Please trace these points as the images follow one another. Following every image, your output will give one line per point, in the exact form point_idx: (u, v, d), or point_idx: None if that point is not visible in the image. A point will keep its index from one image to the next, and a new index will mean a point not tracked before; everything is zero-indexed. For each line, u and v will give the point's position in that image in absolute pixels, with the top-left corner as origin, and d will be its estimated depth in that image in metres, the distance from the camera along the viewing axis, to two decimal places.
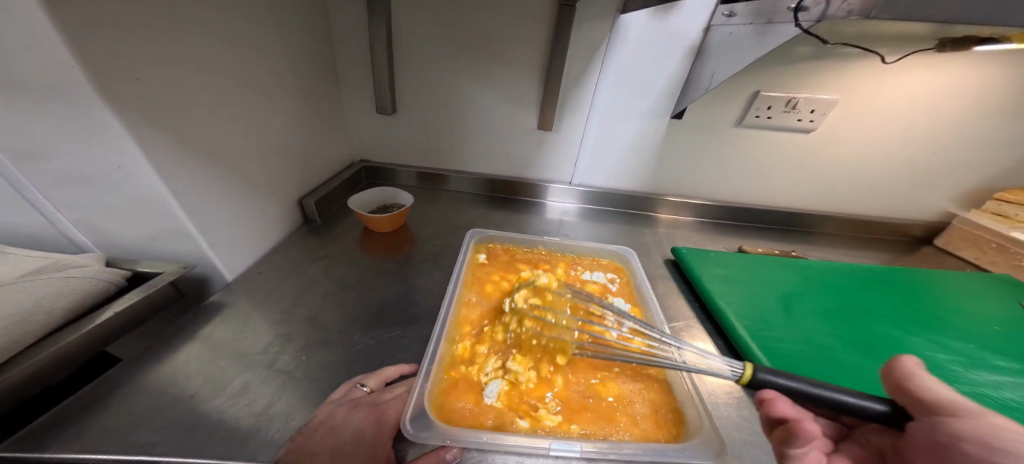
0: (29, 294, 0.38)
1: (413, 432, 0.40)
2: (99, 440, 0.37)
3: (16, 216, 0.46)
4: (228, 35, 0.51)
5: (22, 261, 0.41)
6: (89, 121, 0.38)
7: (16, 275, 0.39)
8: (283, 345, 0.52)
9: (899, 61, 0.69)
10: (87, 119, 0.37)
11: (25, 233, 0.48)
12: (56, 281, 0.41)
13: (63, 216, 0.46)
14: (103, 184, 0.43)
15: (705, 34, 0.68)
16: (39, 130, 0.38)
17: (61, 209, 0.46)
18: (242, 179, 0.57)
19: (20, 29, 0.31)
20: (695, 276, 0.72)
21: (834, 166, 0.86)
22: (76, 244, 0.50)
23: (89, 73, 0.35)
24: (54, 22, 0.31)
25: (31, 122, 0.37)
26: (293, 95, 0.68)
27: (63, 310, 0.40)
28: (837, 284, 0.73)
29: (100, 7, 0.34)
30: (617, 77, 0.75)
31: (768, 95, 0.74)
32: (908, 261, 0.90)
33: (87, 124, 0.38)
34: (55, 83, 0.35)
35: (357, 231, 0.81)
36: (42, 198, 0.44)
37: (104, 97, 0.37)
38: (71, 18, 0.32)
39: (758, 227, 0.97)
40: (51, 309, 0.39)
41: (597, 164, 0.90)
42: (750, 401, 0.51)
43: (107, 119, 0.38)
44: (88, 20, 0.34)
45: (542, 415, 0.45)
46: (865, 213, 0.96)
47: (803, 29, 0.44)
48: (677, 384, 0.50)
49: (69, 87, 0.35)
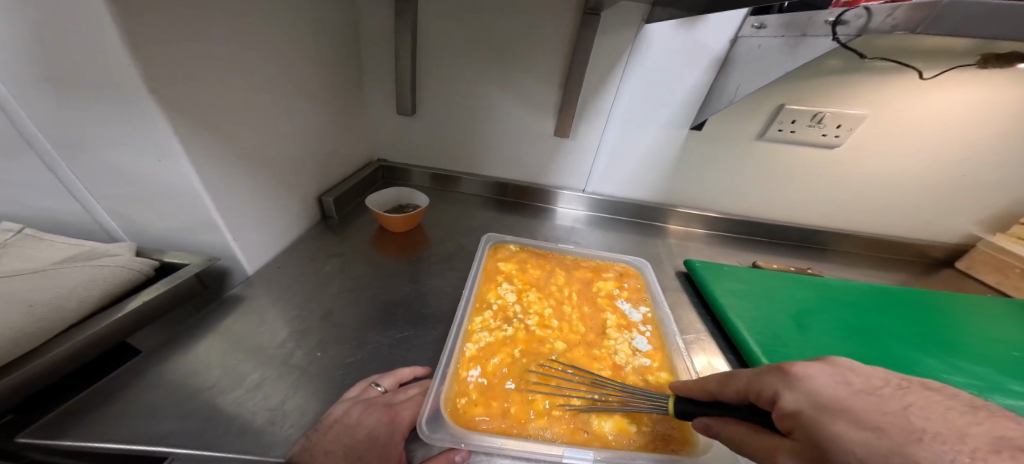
0: (64, 283, 0.39)
1: (428, 432, 0.40)
2: (118, 429, 0.37)
3: (56, 205, 0.47)
4: (267, 33, 0.52)
5: (58, 248, 0.43)
6: (133, 113, 0.39)
7: (52, 262, 0.41)
8: (299, 340, 0.52)
9: (936, 76, 0.68)
10: (134, 115, 0.39)
11: (65, 223, 0.50)
12: (91, 268, 0.42)
13: (100, 207, 0.48)
14: (138, 176, 0.44)
15: (732, 45, 0.68)
16: (89, 120, 0.39)
17: (99, 200, 0.47)
18: (268, 174, 0.58)
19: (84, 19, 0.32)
20: (707, 289, 0.71)
21: (854, 183, 0.85)
22: (109, 234, 0.51)
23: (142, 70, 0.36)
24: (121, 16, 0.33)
25: (79, 113, 0.39)
26: (321, 93, 0.69)
27: (97, 297, 0.41)
28: (852, 302, 0.72)
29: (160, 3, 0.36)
30: (638, 84, 0.75)
31: (793, 108, 0.73)
32: (928, 283, 0.88)
33: (132, 116, 0.39)
34: (106, 76, 0.36)
35: (371, 229, 0.81)
36: (84, 190, 0.46)
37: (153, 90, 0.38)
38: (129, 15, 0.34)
39: (773, 243, 0.95)
40: (85, 296, 0.40)
41: (612, 172, 0.90)
42: None
43: (150, 112, 0.38)
44: (149, 15, 0.35)
45: (552, 421, 0.44)
46: (884, 233, 0.94)
47: (841, 42, 0.43)
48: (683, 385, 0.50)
49: (117, 80, 0.36)
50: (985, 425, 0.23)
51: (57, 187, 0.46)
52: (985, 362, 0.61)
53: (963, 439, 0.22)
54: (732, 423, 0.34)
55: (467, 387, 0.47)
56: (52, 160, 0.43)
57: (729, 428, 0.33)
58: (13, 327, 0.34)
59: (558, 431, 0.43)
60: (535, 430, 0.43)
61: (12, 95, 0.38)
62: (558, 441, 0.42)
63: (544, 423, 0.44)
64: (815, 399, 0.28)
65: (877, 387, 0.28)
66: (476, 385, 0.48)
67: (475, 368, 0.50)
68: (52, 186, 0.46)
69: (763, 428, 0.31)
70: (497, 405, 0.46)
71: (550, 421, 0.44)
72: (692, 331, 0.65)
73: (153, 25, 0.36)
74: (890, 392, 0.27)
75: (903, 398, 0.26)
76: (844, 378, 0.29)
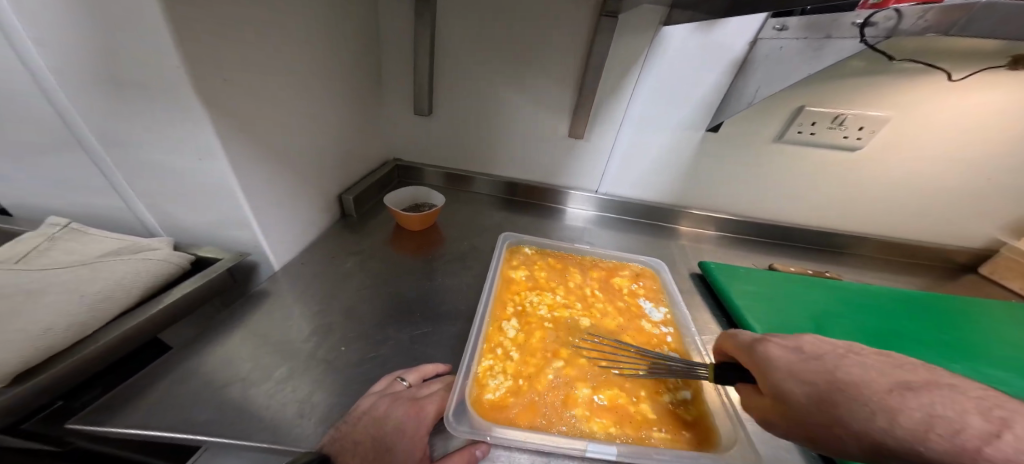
0: (113, 275, 0.42)
1: (453, 423, 0.41)
2: (156, 419, 0.38)
3: (105, 202, 0.52)
4: (296, 35, 0.53)
5: (107, 242, 0.47)
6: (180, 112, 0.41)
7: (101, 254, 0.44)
8: (324, 335, 0.54)
9: (965, 77, 0.67)
10: (181, 114, 0.41)
11: (114, 218, 0.54)
12: (136, 262, 0.44)
13: (141, 204, 0.52)
14: (184, 173, 0.47)
15: (751, 47, 0.67)
16: (145, 120, 0.43)
17: (140, 198, 0.51)
18: (293, 172, 0.60)
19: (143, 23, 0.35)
20: (724, 291, 0.70)
21: (873, 186, 0.84)
22: (148, 230, 0.55)
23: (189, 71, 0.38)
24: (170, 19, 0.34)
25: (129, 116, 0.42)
26: (343, 93, 0.71)
27: (141, 289, 0.43)
28: (872, 306, 0.71)
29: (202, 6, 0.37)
30: (654, 86, 0.75)
31: (813, 110, 0.73)
32: (950, 288, 0.87)
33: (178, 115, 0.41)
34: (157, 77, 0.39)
35: (389, 228, 0.82)
36: (127, 189, 0.50)
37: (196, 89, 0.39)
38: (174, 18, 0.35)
39: (789, 246, 0.94)
40: (131, 288, 0.42)
41: (626, 174, 0.90)
42: None
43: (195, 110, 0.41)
44: (192, 18, 0.36)
45: (578, 414, 0.45)
46: (903, 236, 0.93)
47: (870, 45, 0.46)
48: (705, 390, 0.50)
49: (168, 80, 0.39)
50: (896, 376, 0.31)
51: (106, 186, 0.50)
52: (1011, 369, 0.60)
53: (874, 384, 0.31)
54: (726, 386, 0.42)
55: (493, 381, 0.48)
56: (101, 161, 0.47)
57: (725, 390, 0.41)
58: (66, 314, 0.36)
59: (583, 424, 0.44)
60: (561, 423, 0.44)
61: (71, 102, 0.42)
62: (583, 434, 0.43)
63: (570, 416, 0.45)
64: (776, 365, 0.37)
65: (822, 352, 0.36)
66: (503, 379, 0.48)
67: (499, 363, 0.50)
68: (101, 185, 0.50)
69: (750, 390, 0.40)
70: (524, 398, 0.47)
71: (575, 415, 0.45)
72: (710, 332, 0.65)
73: (195, 28, 0.37)
74: (832, 355, 0.35)
75: (838, 359, 0.34)
76: (797, 347, 0.38)
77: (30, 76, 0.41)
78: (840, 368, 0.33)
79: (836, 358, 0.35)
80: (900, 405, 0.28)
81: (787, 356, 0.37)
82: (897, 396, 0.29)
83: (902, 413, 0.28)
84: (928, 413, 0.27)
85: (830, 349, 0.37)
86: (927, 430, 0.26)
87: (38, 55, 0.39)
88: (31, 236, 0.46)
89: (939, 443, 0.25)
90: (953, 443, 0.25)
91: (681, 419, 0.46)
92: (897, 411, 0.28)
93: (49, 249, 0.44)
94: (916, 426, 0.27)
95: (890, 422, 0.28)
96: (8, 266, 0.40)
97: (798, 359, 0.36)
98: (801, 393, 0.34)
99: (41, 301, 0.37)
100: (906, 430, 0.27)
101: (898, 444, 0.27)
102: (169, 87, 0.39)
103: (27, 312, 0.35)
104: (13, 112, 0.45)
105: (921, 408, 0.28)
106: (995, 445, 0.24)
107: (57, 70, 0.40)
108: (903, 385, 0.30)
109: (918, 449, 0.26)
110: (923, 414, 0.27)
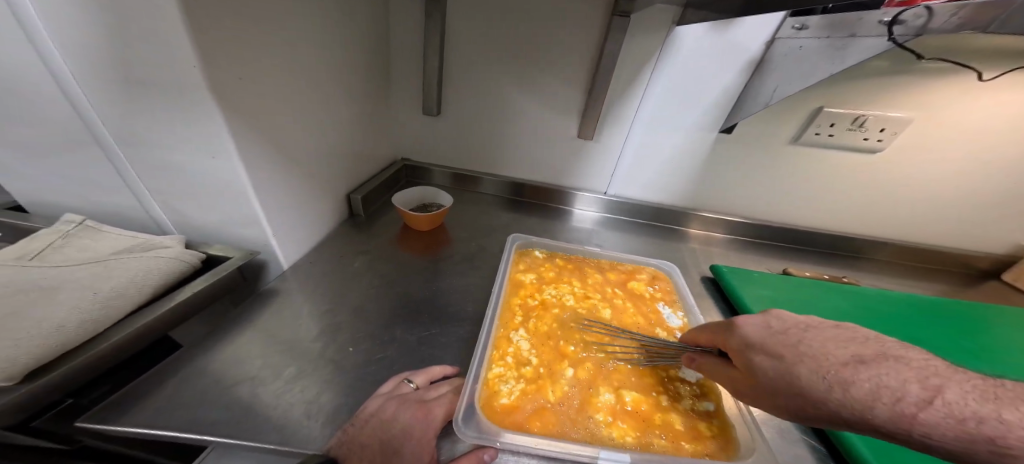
0: (126, 273, 0.42)
1: (461, 427, 0.40)
2: (165, 418, 0.38)
3: (119, 200, 0.52)
4: (309, 33, 0.54)
5: (120, 240, 0.47)
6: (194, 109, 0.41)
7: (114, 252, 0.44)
8: (332, 335, 0.53)
9: (994, 78, 0.64)
10: (193, 111, 0.42)
11: (126, 216, 0.55)
12: (149, 260, 0.44)
13: (155, 203, 0.52)
14: (198, 172, 0.47)
15: (769, 46, 0.66)
16: (160, 119, 0.43)
17: (154, 197, 0.52)
18: (303, 171, 0.60)
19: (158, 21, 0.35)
20: (738, 296, 0.69)
21: (892, 189, 0.82)
22: (161, 227, 0.55)
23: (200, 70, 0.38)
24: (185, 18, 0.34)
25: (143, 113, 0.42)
26: (354, 92, 0.71)
27: (154, 287, 0.44)
28: (891, 313, 0.69)
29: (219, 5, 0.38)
30: (667, 87, 0.74)
31: (831, 111, 0.71)
32: (971, 295, 0.84)
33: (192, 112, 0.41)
34: (171, 76, 0.39)
35: (397, 228, 0.82)
36: (142, 187, 0.51)
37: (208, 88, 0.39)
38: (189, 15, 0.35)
39: (803, 250, 0.92)
40: (143, 286, 0.42)
41: (636, 175, 0.89)
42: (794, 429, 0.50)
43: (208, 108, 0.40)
44: (208, 16, 0.37)
45: (593, 420, 0.44)
46: (921, 240, 0.91)
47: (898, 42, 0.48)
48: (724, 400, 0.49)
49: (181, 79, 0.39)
50: (850, 347, 0.32)
51: (120, 184, 0.51)
52: None
53: (830, 357, 0.32)
54: (706, 359, 0.43)
55: (505, 385, 0.47)
56: (117, 159, 0.48)
57: (704, 362, 0.43)
58: (78, 311, 0.36)
59: (598, 431, 0.43)
60: (576, 429, 0.43)
61: (90, 101, 0.43)
62: (599, 441, 0.42)
63: (585, 422, 0.44)
64: (750, 342, 0.37)
65: (787, 328, 0.37)
66: (515, 384, 0.47)
67: (510, 368, 0.49)
68: (115, 183, 0.51)
69: (724, 363, 0.41)
70: (537, 403, 0.46)
71: (591, 420, 0.44)
72: None
73: (211, 26, 0.37)
74: (796, 330, 0.36)
75: (802, 333, 0.35)
76: (767, 324, 0.39)
77: (48, 75, 0.42)
78: (802, 342, 0.34)
79: (800, 332, 0.35)
80: (851, 378, 0.29)
81: (758, 332, 0.38)
82: (850, 368, 0.30)
83: (853, 384, 0.29)
84: (877, 384, 0.28)
85: (794, 322, 0.37)
86: (874, 399, 0.28)
87: (59, 55, 0.40)
88: (46, 233, 0.46)
89: (884, 411, 0.27)
90: (895, 411, 0.27)
91: (704, 432, 0.45)
92: (849, 382, 0.29)
93: (64, 246, 0.45)
94: (864, 397, 0.28)
95: (843, 393, 0.29)
96: (22, 263, 0.40)
97: (768, 336, 0.37)
98: (771, 367, 0.34)
99: (54, 298, 0.37)
100: (856, 400, 0.28)
101: (851, 414, 0.29)
102: (183, 84, 0.39)
103: (40, 309, 0.35)
104: (32, 111, 0.45)
105: (870, 379, 0.29)
106: (929, 411, 0.26)
107: (77, 69, 0.40)
108: (857, 358, 0.31)
109: (867, 417, 0.28)
110: (871, 385, 0.29)
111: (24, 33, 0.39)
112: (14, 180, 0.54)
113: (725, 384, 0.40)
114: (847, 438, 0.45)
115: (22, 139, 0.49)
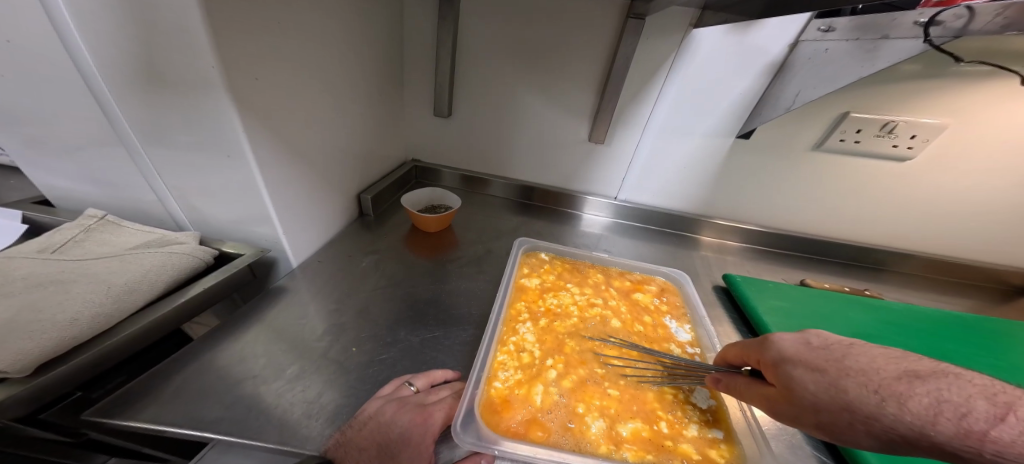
0: (142, 268, 0.43)
1: (459, 432, 0.39)
2: (170, 413, 0.39)
3: (140, 196, 0.54)
4: (325, 37, 0.54)
5: (139, 236, 0.49)
6: (212, 111, 0.42)
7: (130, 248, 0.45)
8: (336, 335, 0.53)
9: None
10: (210, 112, 0.43)
11: (144, 211, 0.56)
12: (163, 256, 0.45)
13: (172, 199, 0.54)
14: (214, 171, 0.49)
15: (792, 50, 0.63)
16: (180, 120, 0.44)
17: (172, 193, 0.53)
18: (315, 171, 0.61)
19: (183, 28, 0.36)
20: (750, 305, 0.66)
21: (920, 199, 0.78)
22: (177, 223, 0.57)
23: (221, 74, 0.39)
24: (207, 25, 0.36)
25: (167, 114, 0.44)
26: (367, 93, 0.71)
27: (168, 281, 0.45)
28: (918, 330, 0.65)
29: (240, 11, 0.39)
30: (680, 91, 0.72)
31: (858, 117, 0.68)
32: (1004, 311, 0.79)
33: (211, 114, 0.43)
34: (191, 79, 0.40)
35: (404, 228, 0.82)
36: (161, 185, 0.52)
37: (228, 92, 0.41)
38: (212, 21, 0.36)
39: (822, 261, 0.88)
40: (157, 281, 0.43)
41: (648, 181, 0.87)
42: (805, 444, 0.47)
43: (227, 110, 0.42)
44: (229, 23, 0.38)
45: (593, 439, 0.42)
46: (949, 253, 0.86)
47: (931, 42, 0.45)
48: (731, 411, 0.48)
49: (203, 84, 0.40)
50: (902, 363, 0.31)
51: (141, 182, 0.52)
52: None
53: (881, 371, 0.30)
54: (733, 377, 0.41)
55: (504, 373, 0.48)
56: (139, 158, 0.50)
57: (733, 382, 0.40)
58: (90, 303, 0.37)
59: (600, 449, 0.41)
60: (570, 440, 0.42)
61: (114, 102, 0.45)
62: (598, 455, 0.40)
63: (583, 438, 0.42)
64: (786, 356, 0.36)
65: (829, 343, 0.35)
66: (511, 373, 0.48)
67: (512, 356, 0.51)
68: (136, 181, 0.53)
69: (756, 380, 0.38)
70: (529, 405, 0.45)
71: (589, 437, 0.42)
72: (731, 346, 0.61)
73: (231, 32, 0.38)
74: (839, 345, 0.34)
75: (846, 348, 0.34)
76: (806, 339, 0.37)
77: (79, 77, 0.43)
78: (847, 356, 0.33)
79: (844, 347, 0.34)
80: (907, 392, 0.28)
81: (795, 346, 0.36)
82: (905, 382, 0.29)
83: (910, 398, 0.28)
84: (937, 399, 0.27)
85: (838, 340, 0.35)
86: (935, 414, 0.27)
87: (85, 58, 0.42)
88: (68, 227, 0.47)
89: (948, 427, 0.26)
90: (961, 427, 0.25)
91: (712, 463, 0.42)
92: (904, 396, 0.28)
93: (85, 240, 0.46)
94: (925, 412, 0.27)
95: (899, 408, 0.28)
96: (44, 257, 0.41)
97: (807, 350, 0.35)
98: (813, 383, 0.32)
99: (71, 290, 0.38)
100: (914, 415, 0.27)
101: (908, 430, 0.27)
102: (204, 88, 0.41)
103: (58, 302, 0.36)
104: (61, 113, 0.48)
105: (928, 394, 0.28)
106: (1001, 429, 0.24)
107: (101, 71, 0.42)
108: (911, 373, 0.30)
109: (928, 434, 0.26)
110: (930, 400, 0.27)
111: (59, 40, 0.41)
112: (44, 178, 0.57)
113: (755, 402, 0.37)
114: (863, 456, 0.43)
115: (54, 140, 0.51)
